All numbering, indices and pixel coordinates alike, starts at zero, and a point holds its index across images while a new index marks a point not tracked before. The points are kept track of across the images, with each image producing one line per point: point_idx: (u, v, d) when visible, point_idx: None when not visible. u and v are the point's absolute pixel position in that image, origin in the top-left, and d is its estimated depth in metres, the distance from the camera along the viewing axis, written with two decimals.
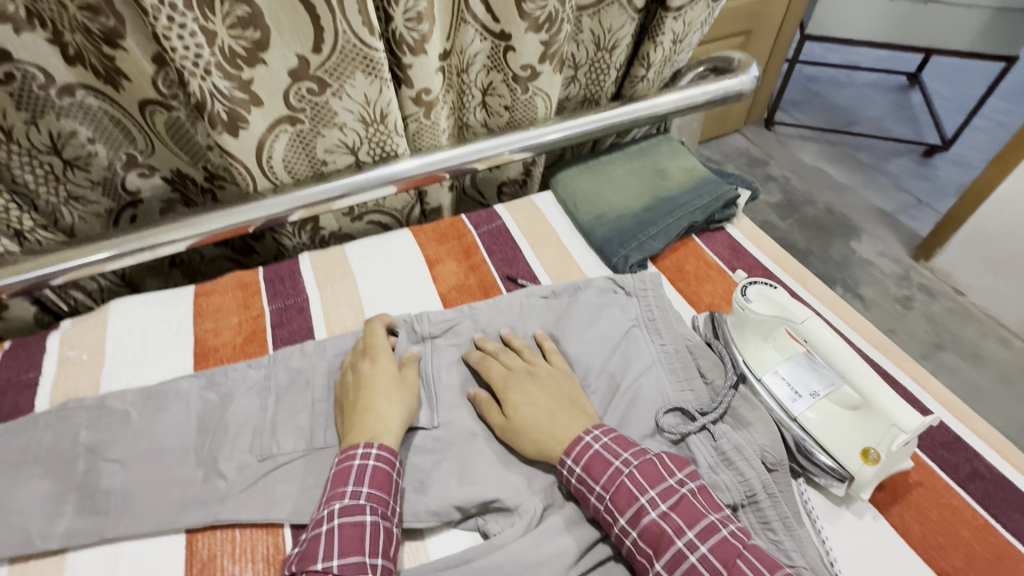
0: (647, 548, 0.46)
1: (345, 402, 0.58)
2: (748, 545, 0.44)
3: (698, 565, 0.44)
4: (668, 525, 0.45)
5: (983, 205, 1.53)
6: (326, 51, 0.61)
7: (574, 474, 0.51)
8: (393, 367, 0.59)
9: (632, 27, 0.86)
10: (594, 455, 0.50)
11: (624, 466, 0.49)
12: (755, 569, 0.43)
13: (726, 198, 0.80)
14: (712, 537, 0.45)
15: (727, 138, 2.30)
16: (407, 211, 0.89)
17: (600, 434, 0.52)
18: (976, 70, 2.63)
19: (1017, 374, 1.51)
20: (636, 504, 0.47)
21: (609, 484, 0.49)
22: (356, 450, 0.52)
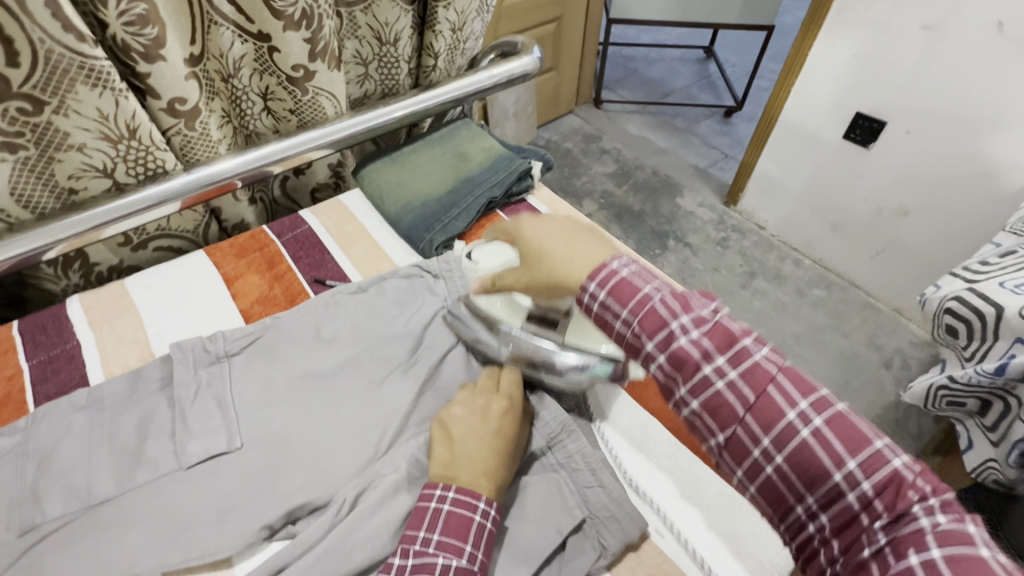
0: (672, 373, 0.44)
1: (453, 438, 0.53)
2: (787, 371, 0.42)
3: (727, 390, 0.42)
4: (696, 350, 0.43)
5: (765, 150, 1.77)
6: (26, 64, 0.54)
7: (597, 300, 0.48)
8: (514, 435, 0.54)
9: (409, 19, 0.88)
10: (622, 282, 0.47)
11: (654, 294, 0.46)
12: (786, 396, 0.41)
13: (520, 171, 0.86)
14: (744, 363, 0.42)
15: (563, 118, 2.45)
16: (202, 230, 0.83)
17: (627, 262, 0.48)
18: (754, 39, 3.09)
19: (807, 285, 1.78)
20: (665, 329, 0.44)
21: (637, 308, 0.46)
22: (476, 504, 0.48)
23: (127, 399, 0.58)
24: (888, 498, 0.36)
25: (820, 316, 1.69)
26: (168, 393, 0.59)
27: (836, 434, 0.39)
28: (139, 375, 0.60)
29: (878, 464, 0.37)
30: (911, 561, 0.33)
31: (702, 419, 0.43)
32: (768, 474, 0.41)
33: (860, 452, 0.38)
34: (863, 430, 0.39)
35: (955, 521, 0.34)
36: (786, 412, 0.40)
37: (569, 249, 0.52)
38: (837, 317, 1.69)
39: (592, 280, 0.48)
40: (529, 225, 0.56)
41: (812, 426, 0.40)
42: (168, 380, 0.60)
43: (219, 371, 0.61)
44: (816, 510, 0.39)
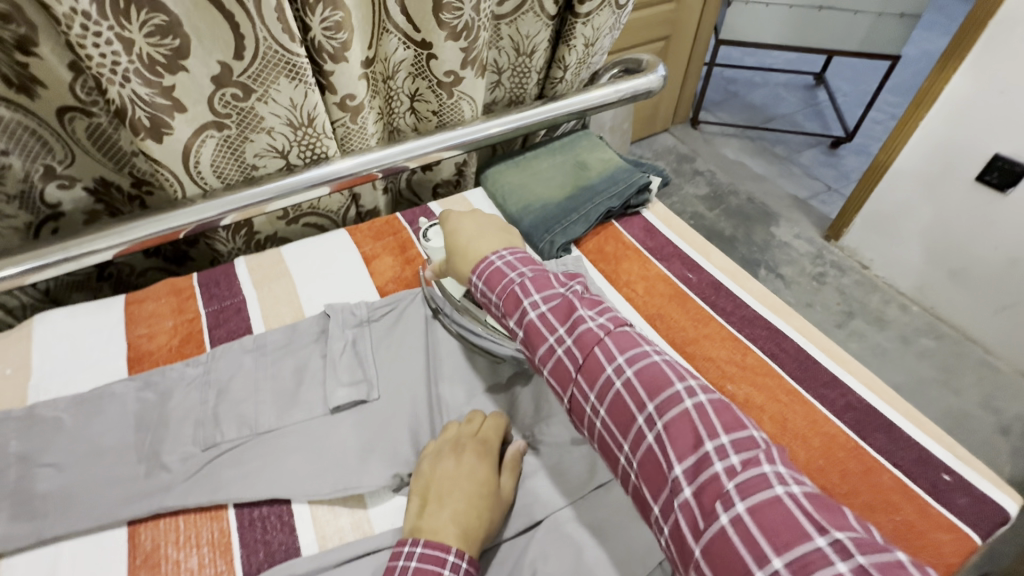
0: (529, 343, 0.53)
1: (426, 490, 0.52)
2: (612, 335, 0.50)
3: (655, 441, 0.44)
4: (544, 324, 0.52)
5: (879, 186, 1.66)
6: (247, 57, 0.64)
7: (479, 289, 0.58)
8: (493, 479, 0.53)
9: (548, 34, 0.93)
10: (494, 271, 0.58)
11: (518, 277, 0.56)
12: (709, 427, 0.43)
13: (639, 184, 0.88)
14: (670, 409, 0.45)
15: (658, 136, 2.44)
16: (343, 212, 0.92)
17: (508, 255, 0.59)
18: (872, 68, 2.91)
19: (913, 334, 1.64)
20: (520, 309, 0.54)
21: (546, 358, 0.52)
22: (447, 557, 0.45)
23: (284, 349, 0.67)
24: (732, 504, 0.39)
25: (926, 370, 1.56)
26: (321, 347, 0.67)
27: (643, 383, 0.47)
28: (294, 331, 0.69)
29: (673, 404, 0.45)
30: (723, 520, 0.39)
31: (553, 383, 0.52)
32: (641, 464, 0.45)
33: (658, 396, 0.46)
34: (667, 376, 0.47)
35: (757, 473, 0.40)
36: (605, 368, 0.48)
37: (478, 243, 0.63)
38: (946, 372, 1.55)
39: (477, 274, 0.59)
40: (461, 220, 0.67)
41: (657, 427, 0.45)
42: (321, 334, 0.69)
43: (361, 334, 0.68)
44: (684, 493, 0.41)
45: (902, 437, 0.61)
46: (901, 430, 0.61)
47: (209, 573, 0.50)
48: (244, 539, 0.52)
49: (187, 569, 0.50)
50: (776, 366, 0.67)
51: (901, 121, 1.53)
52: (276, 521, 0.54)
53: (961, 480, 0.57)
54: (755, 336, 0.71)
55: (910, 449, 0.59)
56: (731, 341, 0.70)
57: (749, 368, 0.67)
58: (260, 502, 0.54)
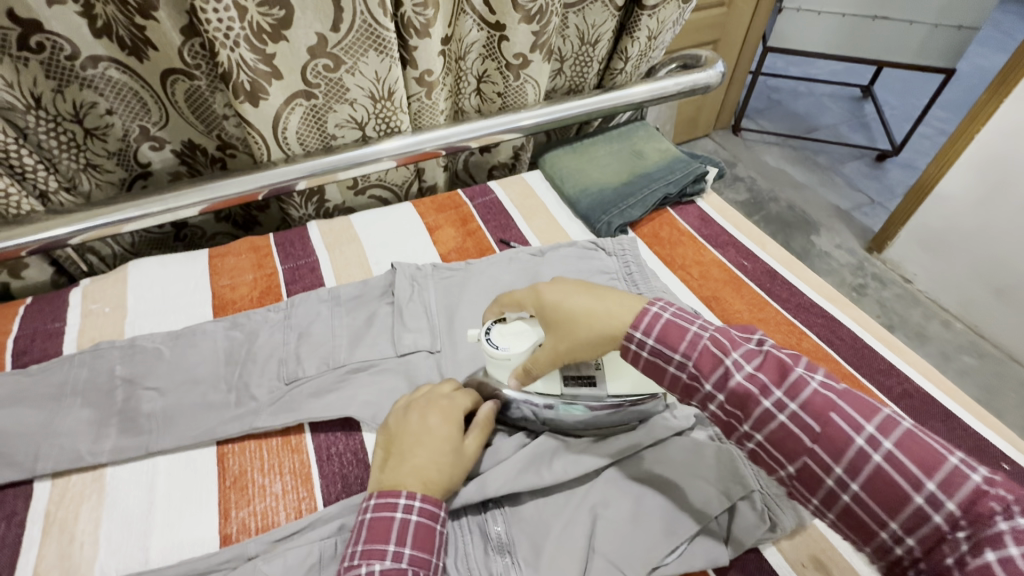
0: (733, 411, 0.47)
1: (389, 448, 0.53)
2: (843, 394, 0.44)
3: (788, 420, 0.44)
4: (754, 384, 0.46)
5: (928, 198, 1.63)
6: (343, 30, 0.68)
7: (643, 346, 0.50)
8: (454, 434, 0.53)
9: (613, 23, 0.96)
10: (666, 324, 0.50)
11: (701, 331, 0.49)
12: (849, 420, 0.43)
13: (696, 173, 0.90)
14: (802, 392, 0.44)
15: (698, 141, 2.43)
16: (406, 186, 0.97)
17: (665, 305, 0.51)
18: (922, 82, 2.85)
19: (955, 351, 1.61)
20: (719, 368, 0.47)
21: (689, 349, 0.48)
22: (396, 500, 0.48)
23: (355, 305, 0.72)
24: (970, 514, 0.37)
25: (968, 388, 1.52)
26: (391, 303, 0.72)
27: (909, 457, 0.40)
28: (363, 290, 0.74)
29: (958, 484, 0.38)
30: (989, 558, 0.36)
31: (768, 451, 0.46)
32: (846, 503, 0.42)
33: (935, 472, 0.39)
34: (935, 449, 0.40)
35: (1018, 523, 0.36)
36: (852, 437, 0.42)
37: (598, 304, 0.52)
38: (989, 391, 1.52)
39: (637, 327, 0.50)
40: (547, 288, 0.55)
41: (883, 450, 0.41)
42: (388, 288, 0.74)
43: (426, 289, 0.73)
44: (900, 535, 0.40)
45: (959, 425, 0.62)
46: (958, 419, 0.62)
47: (291, 499, 0.56)
48: (321, 472, 0.58)
49: (270, 493, 0.56)
50: (832, 353, 0.69)
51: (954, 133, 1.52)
52: (350, 459, 0.59)
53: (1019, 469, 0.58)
54: (811, 323, 0.72)
55: (968, 437, 0.60)
56: (787, 326, 0.72)
57: (804, 352, 0.69)
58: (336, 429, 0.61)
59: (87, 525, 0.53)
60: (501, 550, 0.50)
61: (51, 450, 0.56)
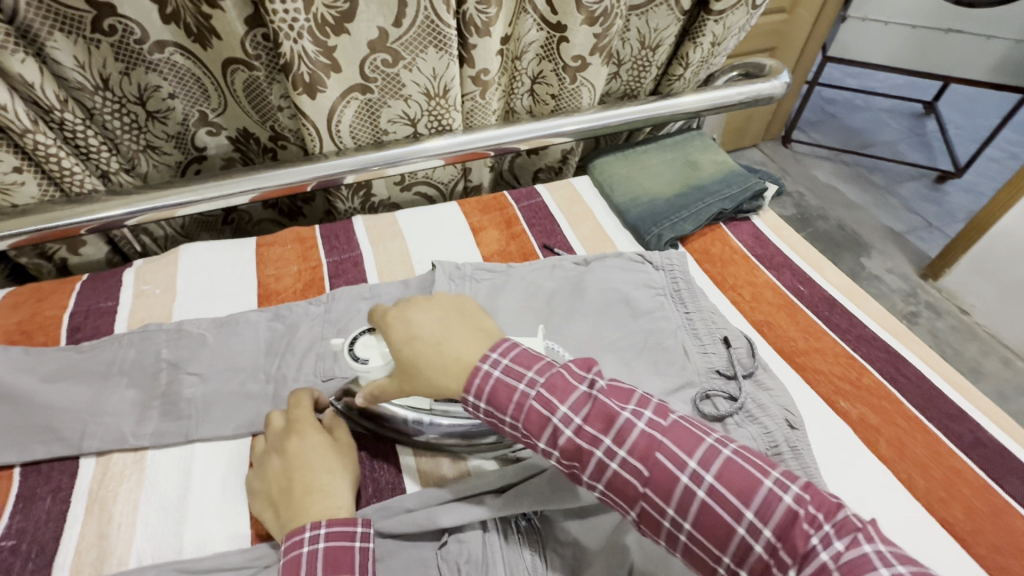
0: (569, 463, 0.44)
1: (277, 490, 0.50)
2: (669, 431, 0.43)
3: (622, 468, 0.42)
4: (584, 439, 0.43)
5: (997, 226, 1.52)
6: (405, 24, 0.67)
7: (480, 408, 0.47)
8: (321, 435, 0.54)
9: (676, 28, 0.92)
10: (496, 384, 0.46)
11: (528, 389, 0.45)
12: (674, 458, 0.41)
13: (754, 189, 0.86)
14: (629, 437, 0.42)
15: (744, 151, 2.35)
16: (452, 185, 0.96)
17: (499, 357, 0.47)
18: (991, 101, 2.68)
19: (1014, 391, 1.51)
20: (548, 427, 0.44)
21: (518, 412, 0.45)
22: (301, 535, 0.45)
23: (396, 302, 0.72)
24: (788, 543, 0.37)
25: None
26: None
27: (730, 487, 0.40)
28: (403, 287, 0.73)
29: (774, 507, 0.38)
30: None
31: (611, 498, 0.44)
32: (683, 542, 0.41)
33: (753, 500, 0.38)
34: (751, 473, 0.40)
35: (858, 549, 0.35)
36: (677, 475, 0.41)
37: (446, 346, 0.49)
38: None
39: (470, 388, 0.47)
40: (398, 317, 0.52)
41: (705, 485, 0.40)
42: (427, 290, 0.73)
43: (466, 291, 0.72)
44: (735, 571, 0.39)
45: None
46: None
47: None
48: None
49: None
50: (895, 391, 0.64)
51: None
52: (383, 462, 0.58)
53: None
54: (873, 357, 0.68)
55: None
56: (846, 358, 0.68)
57: (864, 388, 0.64)
58: (370, 432, 0.60)
59: (125, 506, 0.54)
60: (535, 573, 0.49)
61: (96, 429, 0.57)
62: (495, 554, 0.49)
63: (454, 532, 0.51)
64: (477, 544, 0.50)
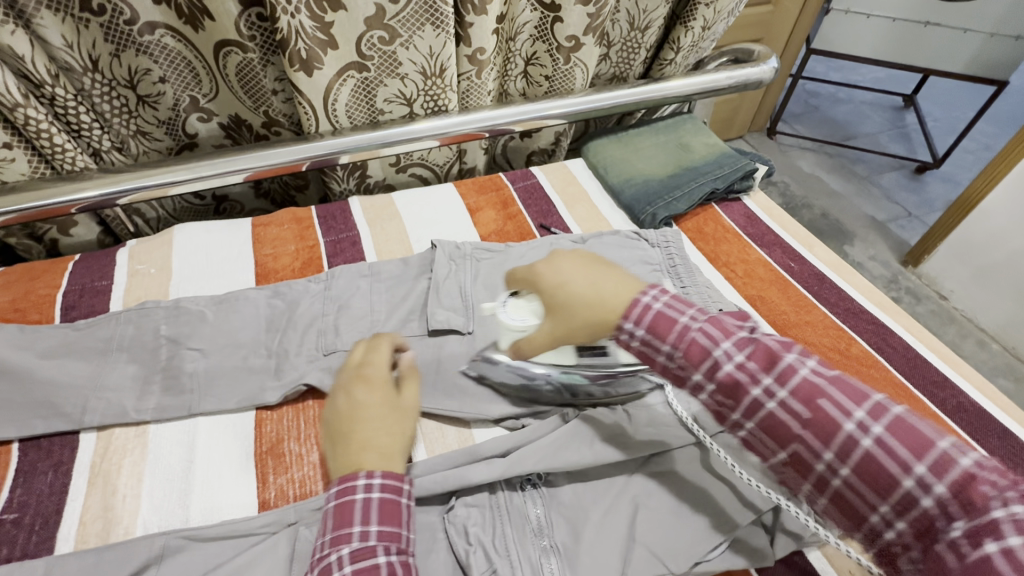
0: (724, 400, 0.44)
1: (335, 433, 0.51)
2: (835, 380, 0.40)
3: (778, 408, 0.41)
4: (743, 374, 0.42)
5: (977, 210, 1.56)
6: (402, 1, 0.67)
7: (635, 338, 0.46)
8: (393, 395, 0.55)
9: (664, 10, 0.94)
10: (657, 316, 0.45)
11: (691, 322, 0.45)
12: (841, 406, 0.39)
13: (745, 170, 0.88)
14: (791, 378, 0.41)
15: (731, 142, 2.38)
16: (447, 167, 0.96)
17: (658, 294, 0.47)
18: (968, 94, 2.75)
19: (990, 372, 1.56)
20: (709, 359, 0.43)
21: (677, 341, 0.44)
22: (357, 481, 0.46)
23: (395, 280, 0.72)
24: (962, 498, 0.34)
25: None
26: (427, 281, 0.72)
27: (900, 441, 0.37)
28: (402, 265, 0.74)
29: (951, 468, 0.35)
30: (988, 550, 0.32)
31: (759, 439, 0.43)
32: (835, 487, 0.39)
33: (926, 455, 0.35)
34: (925, 432, 0.36)
35: (1014, 511, 0.32)
36: (841, 421, 0.39)
37: (594, 288, 0.49)
38: None
39: (627, 317, 0.46)
40: (548, 268, 0.53)
41: (873, 435, 0.37)
42: (425, 267, 0.74)
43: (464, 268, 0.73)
44: (890, 519, 0.37)
45: (1017, 444, 0.60)
46: (1016, 437, 0.60)
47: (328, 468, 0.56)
48: None
49: (308, 462, 0.56)
50: (882, 360, 0.67)
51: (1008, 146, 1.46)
52: None
53: None
54: (861, 329, 0.70)
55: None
56: (836, 331, 0.70)
57: (853, 358, 0.67)
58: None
59: (129, 479, 0.53)
60: (539, 533, 0.50)
61: (97, 403, 0.57)
62: (500, 516, 0.50)
63: (461, 496, 0.52)
64: (484, 506, 0.52)
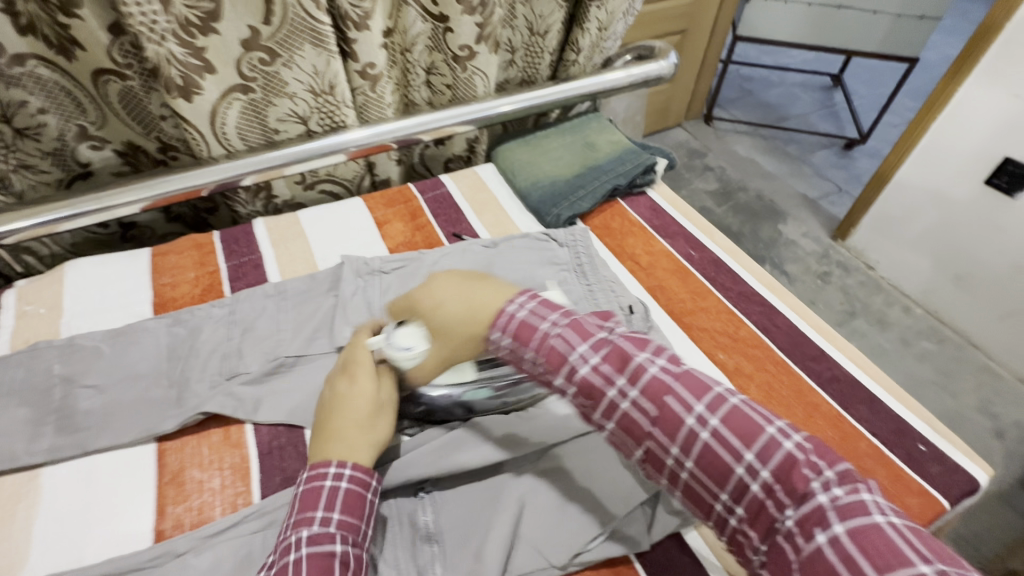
0: (584, 400, 0.44)
1: (321, 423, 0.53)
2: (680, 377, 0.42)
3: (632, 408, 0.42)
4: (597, 377, 0.43)
5: (899, 177, 1.56)
6: (276, 22, 0.67)
7: (502, 348, 0.47)
8: (373, 385, 0.55)
9: (561, 14, 0.96)
10: (520, 324, 0.46)
11: (551, 328, 0.45)
12: (683, 402, 0.41)
13: (646, 164, 0.91)
14: (641, 378, 0.42)
15: (670, 131, 2.44)
16: (358, 181, 0.96)
17: (524, 300, 0.48)
18: (890, 72, 2.89)
19: (913, 336, 1.59)
20: (566, 365, 0.44)
21: (539, 348, 0.45)
22: (327, 469, 0.48)
23: (303, 297, 0.71)
24: (786, 484, 0.36)
25: (925, 370, 1.51)
26: (334, 295, 0.71)
27: (733, 431, 0.39)
28: (310, 279, 0.73)
29: (774, 453, 0.37)
30: (820, 541, 0.34)
31: (619, 437, 0.43)
32: (685, 480, 0.41)
33: (754, 443, 0.38)
34: (755, 420, 0.39)
35: (856, 496, 0.35)
36: (683, 417, 0.40)
37: (467, 299, 0.50)
38: (943, 374, 1.50)
39: (495, 327, 0.47)
40: (424, 291, 0.54)
41: (710, 428, 0.39)
42: (335, 283, 0.73)
43: (373, 282, 0.73)
44: (731, 506, 0.39)
45: (883, 409, 0.64)
46: (883, 403, 0.65)
47: (229, 493, 0.54)
48: (261, 467, 0.56)
49: (208, 489, 0.55)
50: (766, 339, 0.71)
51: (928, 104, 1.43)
52: (292, 452, 0.57)
53: (934, 450, 0.60)
54: (751, 311, 0.74)
55: (889, 421, 0.63)
56: (727, 315, 0.73)
57: (741, 340, 0.70)
58: (279, 423, 0.59)
59: (23, 523, 0.52)
60: (428, 539, 0.51)
61: None
62: (388, 527, 0.52)
63: None
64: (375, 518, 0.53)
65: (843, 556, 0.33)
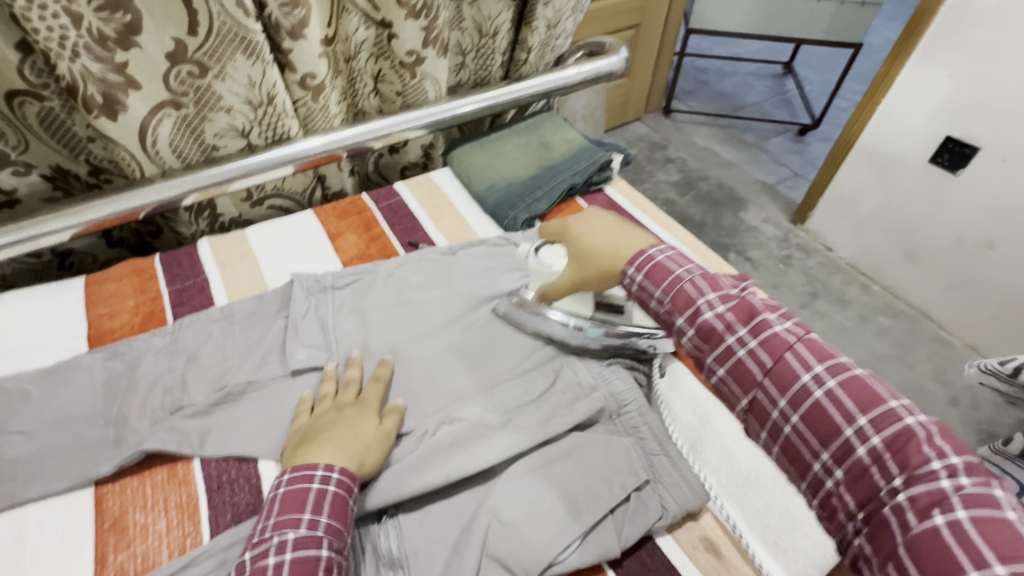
0: (700, 345, 0.48)
1: (314, 433, 0.54)
2: (803, 339, 0.44)
3: (747, 357, 0.45)
4: (721, 322, 0.46)
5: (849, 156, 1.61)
6: (202, 33, 0.64)
7: (634, 282, 0.51)
8: (375, 421, 0.55)
9: (509, 15, 0.94)
10: (658, 266, 0.50)
11: (686, 274, 0.49)
12: (803, 360, 0.43)
13: (601, 161, 0.91)
14: (763, 332, 0.44)
15: (631, 125, 2.45)
16: (308, 193, 0.93)
17: (637, 267, 0.51)
18: (838, 57, 2.98)
19: (873, 312, 1.64)
20: (692, 306, 0.47)
21: (667, 289, 0.49)
22: (314, 471, 0.48)
23: (252, 319, 0.68)
24: (900, 455, 0.37)
25: (885, 344, 1.56)
26: (285, 315, 0.69)
27: (850, 395, 0.40)
28: (259, 300, 0.70)
29: (892, 424, 0.38)
30: (935, 521, 0.34)
31: (727, 385, 0.46)
32: (786, 434, 0.43)
33: (872, 411, 0.39)
34: (879, 394, 0.40)
35: (986, 489, 0.34)
36: (801, 374, 0.42)
37: (613, 243, 0.54)
38: (902, 347, 1.56)
39: (632, 264, 0.51)
40: (577, 222, 0.58)
41: (825, 387, 0.41)
42: (284, 303, 0.70)
43: (325, 299, 0.71)
44: (831, 466, 0.40)
45: None
46: None
47: (175, 536, 0.52)
48: (210, 503, 0.54)
49: (153, 532, 0.52)
50: None
51: (875, 82, 1.46)
52: (243, 485, 0.55)
53: None
54: None
55: None
56: None
57: None
58: (228, 456, 0.56)
59: None
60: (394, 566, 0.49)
61: None
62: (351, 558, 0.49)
63: None
64: None
65: (956, 537, 0.33)
